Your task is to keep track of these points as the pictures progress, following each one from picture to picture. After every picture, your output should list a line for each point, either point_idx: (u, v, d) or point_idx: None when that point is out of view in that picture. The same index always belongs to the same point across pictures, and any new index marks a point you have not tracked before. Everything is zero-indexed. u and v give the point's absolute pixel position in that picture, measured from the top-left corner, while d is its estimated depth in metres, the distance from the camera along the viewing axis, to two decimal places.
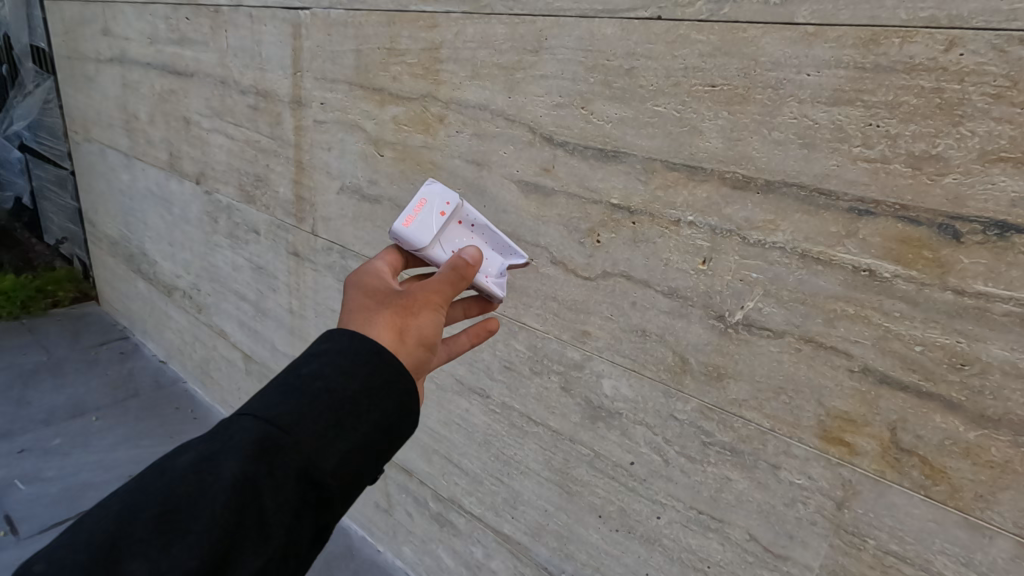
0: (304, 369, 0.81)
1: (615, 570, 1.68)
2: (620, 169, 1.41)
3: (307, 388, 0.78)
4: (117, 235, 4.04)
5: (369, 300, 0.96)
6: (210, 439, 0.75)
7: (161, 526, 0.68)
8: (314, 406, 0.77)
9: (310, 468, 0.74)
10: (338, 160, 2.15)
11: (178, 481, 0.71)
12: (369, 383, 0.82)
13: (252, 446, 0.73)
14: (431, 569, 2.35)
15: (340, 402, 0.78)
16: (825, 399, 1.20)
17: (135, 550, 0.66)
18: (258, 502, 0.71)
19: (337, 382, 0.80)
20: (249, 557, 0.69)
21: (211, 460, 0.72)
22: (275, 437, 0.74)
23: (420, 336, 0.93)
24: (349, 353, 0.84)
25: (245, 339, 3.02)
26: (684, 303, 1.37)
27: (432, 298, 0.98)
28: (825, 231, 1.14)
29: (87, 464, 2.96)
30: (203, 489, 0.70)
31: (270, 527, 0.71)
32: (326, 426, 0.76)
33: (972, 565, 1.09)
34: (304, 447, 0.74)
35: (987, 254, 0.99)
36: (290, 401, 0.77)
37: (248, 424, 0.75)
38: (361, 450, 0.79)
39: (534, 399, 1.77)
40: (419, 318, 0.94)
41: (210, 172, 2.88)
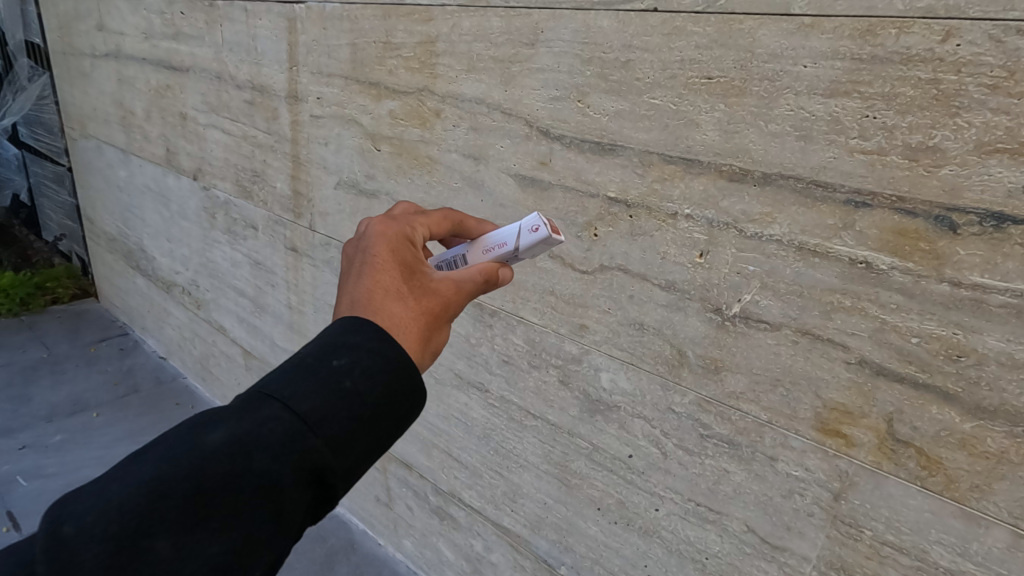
0: (333, 362, 0.80)
1: (614, 561, 1.69)
2: (617, 162, 1.41)
3: (335, 387, 0.77)
4: (115, 231, 4.03)
5: (403, 289, 0.93)
6: (239, 420, 0.74)
7: (187, 507, 0.69)
8: (341, 407, 0.77)
9: (329, 472, 0.75)
10: (335, 155, 2.14)
11: (207, 462, 0.71)
12: (392, 388, 0.82)
13: (281, 440, 0.73)
14: (432, 562, 2.36)
15: (365, 407, 0.78)
16: (822, 391, 1.20)
17: (162, 529, 0.67)
18: (279, 497, 0.72)
19: (363, 384, 0.79)
20: (263, 546, 0.72)
21: (240, 447, 0.72)
22: (303, 437, 0.74)
23: (436, 347, 0.94)
24: (378, 354, 0.82)
25: (244, 334, 3.02)
26: (681, 296, 1.37)
27: (456, 312, 1.00)
28: (822, 223, 1.14)
29: (88, 460, 2.97)
30: (232, 475, 0.71)
31: (283, 520, 0.73)
32: (349, 431, 0.77)
33: (968, 555, 1.09)
34: (328, 450, 0.75)
35: (983, 245, 0.99)
36: (319, 398, 0.76)
37: (279, 414, 0.75)
38: (374, 455, 0.80)
39: (532, 393, 1.77)
40: (441, 332, 0.95)
41: (207, 168, 2.88)
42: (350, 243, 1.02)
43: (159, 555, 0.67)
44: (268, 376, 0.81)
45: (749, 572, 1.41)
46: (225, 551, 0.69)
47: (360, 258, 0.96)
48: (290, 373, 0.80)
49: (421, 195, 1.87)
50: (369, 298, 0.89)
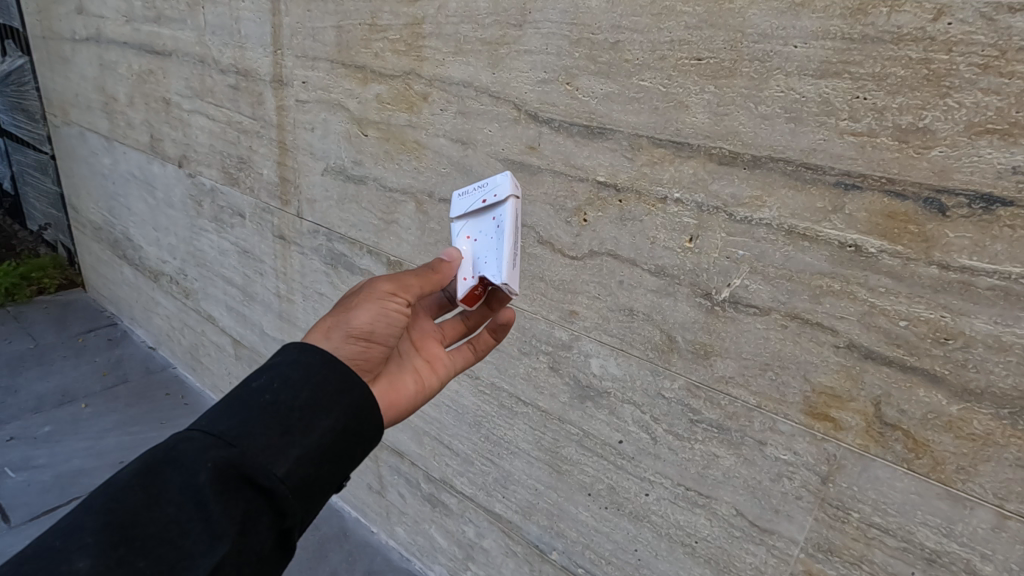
0: (252, 381, 0.83)
1: (604, 546, 1.70)
2: (606, 146, 1.39)
3: (256, 400, 0.80)
4: (99, 220, 3.97)
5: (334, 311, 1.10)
6: (154, 451, 0.76)
7: (104, 532, 0.69)
8: (261, 417, 0.79)
9: (258, 472, 0.74)
10: (321, 140, 2.11)
11: (121, 491, 0.72)
12: (318, 391, 0.84)
13: (196, 454, 0.74)
14: (425, 549, 2.37)
15: (286, 409, 0.80)
16: (811, 375, 1.20)
17: (79, 553, 0.67)
18: (206, 508, 0.71)
19: (284, 393, 0.81)
20: (202, 558, 0.69)
21: (156, 473, 0.73)
22: (221, 446, 0.75)
23: (350, 329, 0.98)
24: (298, 363, 0.86)
25: (234, 324, 3.00)
26: (671, 281, 1.36)
27: (371, 291, 1.04)
28: (812, 206, 1.13)
29: (77, 452, 2.95)
30: (151, 499, 0.72)
31: (219, 529, 0.71)
32: (275, 437, 0.78)
33: (953, 536, 1.10)
34: (251, 455, 0.75)
35: (972, 227, 0.98)
36: (237, 415, 0.78)
37: (193, 436, 0.76)
38: (315, 456, 0.80)
39: (523, 380, 1.77)
40: (351, 313, 1.00)
41: (192, 155, 2.83)
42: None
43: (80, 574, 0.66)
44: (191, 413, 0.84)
45: (739, 556, 1.41)
46: (155, 567, 0.68)
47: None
48: (214, 404, 0.82)
49: (409, 181, 1.85)
50: None
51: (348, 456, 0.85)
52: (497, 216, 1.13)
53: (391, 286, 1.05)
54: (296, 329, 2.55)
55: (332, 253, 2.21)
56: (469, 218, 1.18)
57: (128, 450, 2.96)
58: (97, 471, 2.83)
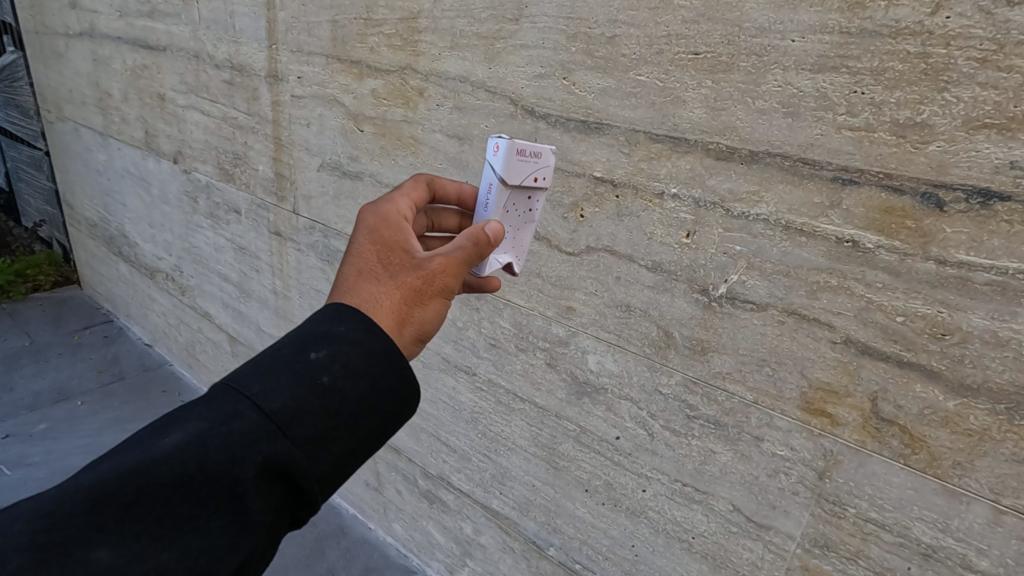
0: (312, 354, 0.78)
1: (602, 542, 1.70)
2: (603, 141, 1.38)
3: (314, 381, 0.76)
4: (95, 217, 3.95)
5: (380, 268, 0.91)
6: (198, 419, 0.72)
7: (128, 514, 0.66)
8: (314, 406, 0.75)
9: (298, 471, 0.73)
10: (317, 136, 2.09)
11: (155, 465, 0.69)
12: (374, 385, 0.80)
13: (245, 439, 0.71)
14: (422, 546, 2.37)
15: (341, 402, 0.77)
16: (807, 370, 1.20)
17: (98, 539, 0.64)
18: (241, 500, 0.70)
19: (342, 381, 0.78)
20: (228, 551, 0.70)
21: (197, 451, 0.70)
22: (272, 435, 0.72)
23: (420, 330, 0.89)
24: (361, 347, 0.81)
25: (230, 321, 2.98)
26: (668, 278, 1.36)
27: (440, 279, 0.92)
28: (809, 202, 1.13)
29: (72, 449, 2.94)
30: (186, 479, 0.69)
31: (249, 522, 0.71)
32: (323, 432, 0.75)
33: (949, 531, 1.10)
34: (296, 450, 0.73)
35: (969, 223, 0.98)
36: (293, 397, 0.75)
37: (246, 412, 0.73)
38: (351, 454, 0.78)
39: (520, 376, 1.76)
40: (425, 309, 0.89)
41: (187, 151, 2.81)
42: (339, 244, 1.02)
43: (96, 564, 0.63)
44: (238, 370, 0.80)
45: (736, 551, 1.41)
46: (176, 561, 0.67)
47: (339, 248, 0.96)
48: (262, 367, 0.78)
49: (406, 177, 1.84)
50: (345, 282, 0.91)
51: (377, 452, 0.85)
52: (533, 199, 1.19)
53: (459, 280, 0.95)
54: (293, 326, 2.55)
55: (328, 249, 2.20)
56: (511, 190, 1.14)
57: None
58: None
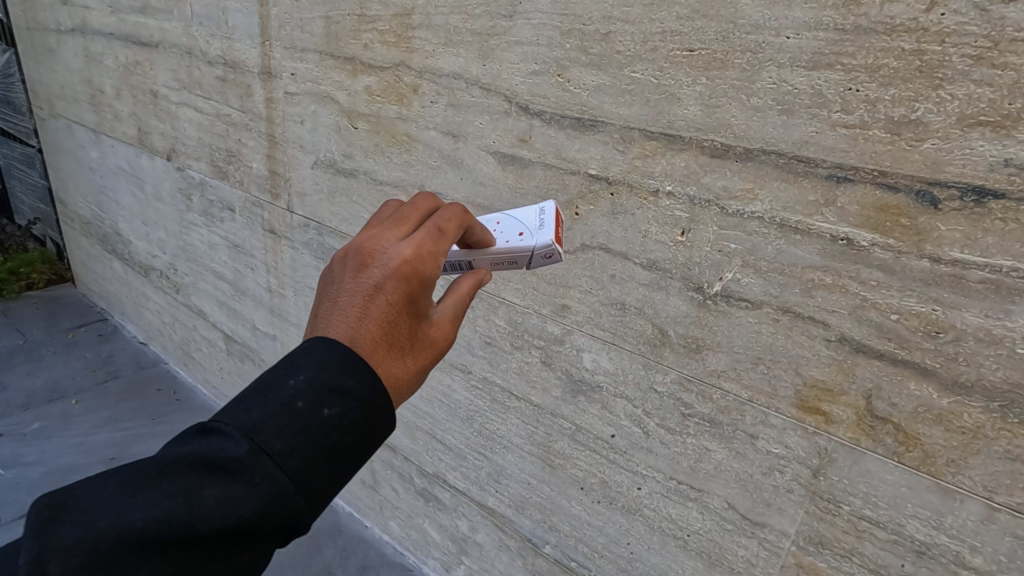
0: (323, 413, 0.76)
1: (597, 540, 1.70)
2: (598, 138, 1.38)
3: (325, 441, 0.75)
4: (89, 214, 3.93)
5: (407, 345, 0.85)
6: (229, 467, 0.71)
7: (167, 558, 0.68)
8: (327, 464, 0.76)
9: (307, 521, 0.76)
10: (311, 133, 2.08)
11: (194, 516, 0.69)
12: (372, 440, 0.81)
13: (271, 499, 0.71)
14: (418, 543, 2.37)
15: (348, 460, 0.78)
16: (802, 368, 1.20)
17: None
18: (256, 545, 0.73)
19: (351, 439, 0.78)
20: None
21: (229, 508, 0.69)
22: (293, 495, 0.73)
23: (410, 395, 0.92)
24: (370, 406, 0.80)
25: (225, 319, 2.97)
26: (663, 275, 1.36)
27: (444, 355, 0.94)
28: (804, 199, 1.13)
29: (66, 448, 2.92)
30: (218, 532, 0.70)
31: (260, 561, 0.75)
32: (330, 487, 0.77)
33: (943, 528, 1.10)
34: (306, 506, 0.75)
35: (964, 220, 0.98)
36: (309, 455, 0.74)
37: (269, 470, 0.72)
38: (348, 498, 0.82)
39: (516, 374, 1.76)
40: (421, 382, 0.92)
41: (180, 148, 2.79)
42: (355, 269, 0.86)
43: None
44: (255, 412, 0.75)
45: (730, 549, 1.41)
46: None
47: (368, 296, 0.83)
48: (278, 414, 0.75)
49: (400, 174, 1.83)
50: (369, 352, 0.81)
51: None
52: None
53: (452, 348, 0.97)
54: (288, 324, 2.54)
55: (323, 247, 2.19)
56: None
57: (118, 446, 2.94)
58: (86, 467, 2.81)
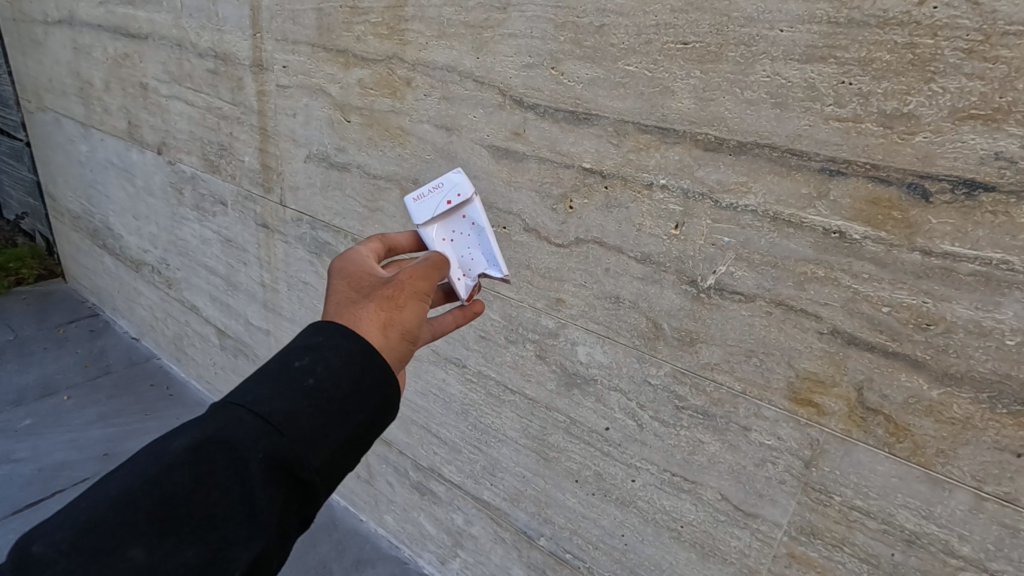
0: (294, 362, 0.80)
1: (592, 532, 1.71)
2: (592, 132, 1.37)
3: (298, 384, 0.78)
4: (78, 209, 3.89)
5: (353, 292, 0.94)
6: (202, 425, 0.75)
7: (156, 517, 0.69)
8: (303, 404, 0.77)
9: (297, 465, 0.74)
10: (304, 127, 2.06)
11: (172, 471, 0.71)
12: (357, 382, 0.81)
13: (244, 439, 0.73)
14: (413, 537, 2.38)
15: (327, 398, 0.78)
16: (794, 360, 1.21)
17: (132, 540, 0.68)
18: (249, 498, 0.72)
19: (327, 380, 0.79)
20: (241, 549, 0.71)
21: (203, 451, 0.72)
22: (268, 434, 0.74)
23: (403, 329, 0.90)
24: (340, 350, 0.83)
25: (218, 314, 2.95)
26: (657, 269, 1.36)
27: (412, 285, 0.95)
28: (797, 193, 1.13)
29: (59, 444, 2.91)
30: (197, 482, 0.71)
31: (258, 520, 0.73)
32: (314, 427, 0.76)
33: (932, 518, 1.12)
34: (291, 444, 0.74)
35: (955, 213, 0.98)
36: (279, 397, 0.77)
37: (241, 416, 0.75)
38: (349, 448, 0.80)
39: (510, 368, 1.76)
40: (403, 312, 0.91)
41: (171, 142, 2.77)
42: None
43: (134, 563, 0.67)
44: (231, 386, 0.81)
45: (723, 540, 1.43)
46: (201, 557, 0.70)
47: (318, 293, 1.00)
48: (253, 378, 0.80)
49: (394, 168, 1.82)
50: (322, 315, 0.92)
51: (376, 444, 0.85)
52: (469, 214, 1.25)
53: (427, 284, 0.98)
54: (281, 319, 2.53)
55: (316, 242, 2.18)
56: (437, 221, 1.23)
57: (112, 442, 2.93)
58: (80, 463, 2.80)
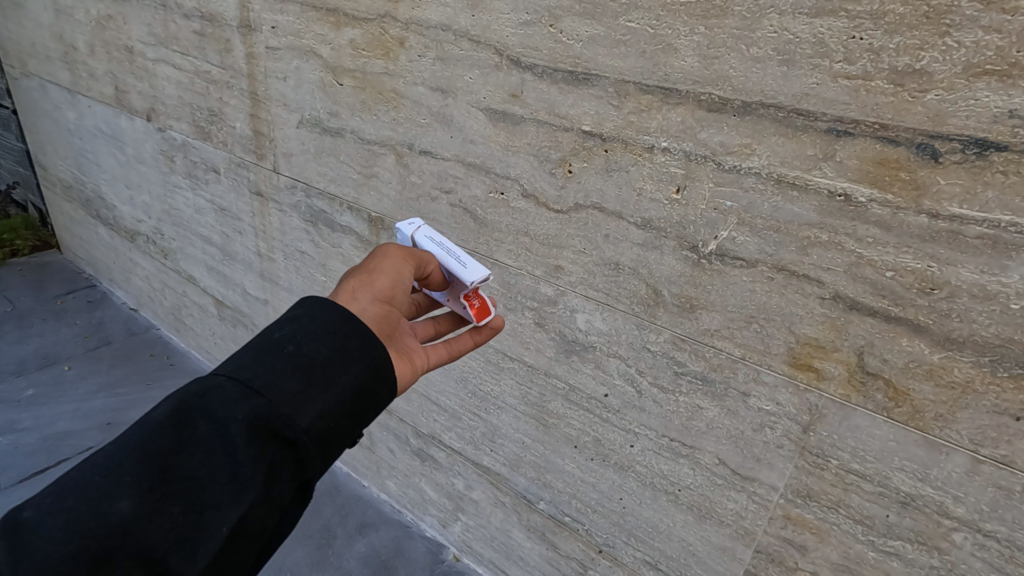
0: (276, 333, 0.83)
1: (590, 496, 1.74)
2: (591, 93, 1.33)
3: (280, 351, 0.80)
4: (70, 179, 3.82)
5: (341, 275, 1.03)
6: (187, 393, 0.76)
7: (142, 475, 0.69)
8: (285, 368, 0.78)
9: (283, 423, 0.75)
10: (295, 91, 2.00)
11: (155, 433, 0.72)
12: (339, 346, 0.84)
13: (228, 401, 0.74)
14: (415, 502, 2.42)
15: (309, 361, 0.80)
16: (795, 326, 1.20)
17: (119, 497, 0.68)
18: (234, 457, 0.72)
19: (307, 346, 0.81)
20: (227, 508, 0.71)
21: (188, 415, 0.73)
22: (251, 396, 0.75)
23: (376, 293, 0.95)
24: (318, 318, 0.85)
25: (215, 284, 2.94)
26: (657, 235, 1.34)
27: (388, 261, 1.02)
28: (802, 154, 1.10)
29: (62, 414, 2.93)
30: (182, 444, 0.72)
31: (244, 480, 0.72)
32: (298, 389, 0.78)
33: (928, 480, 1.12)
34: (274, 404, 0.75)
35: (964, 174, 0.96)
36: (261, 364, 0.78)
37: (224, 383, 0.76)
38: (335, 409, 0.80)
39: (509, 336, 1.75)
40: (378, 279, 0.97)
41: (160, 108, 2.70)
42: None
43: (120, 517, 0.67)
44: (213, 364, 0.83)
45: (721, 503, 1.45)
46: (187, 513, 0.69)
47: None
48: (237, 352, 0.82)
49: (388, 133, 1.78)
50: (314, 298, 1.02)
51: (366, 411, 0.86)
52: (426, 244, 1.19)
53: (408, 263, 1.05)
54: (279, 289, 2.51)
55: (311, 209, 2.15)
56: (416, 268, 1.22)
57: (115, 412, 2.96)
58: (84, 433, 2.82)
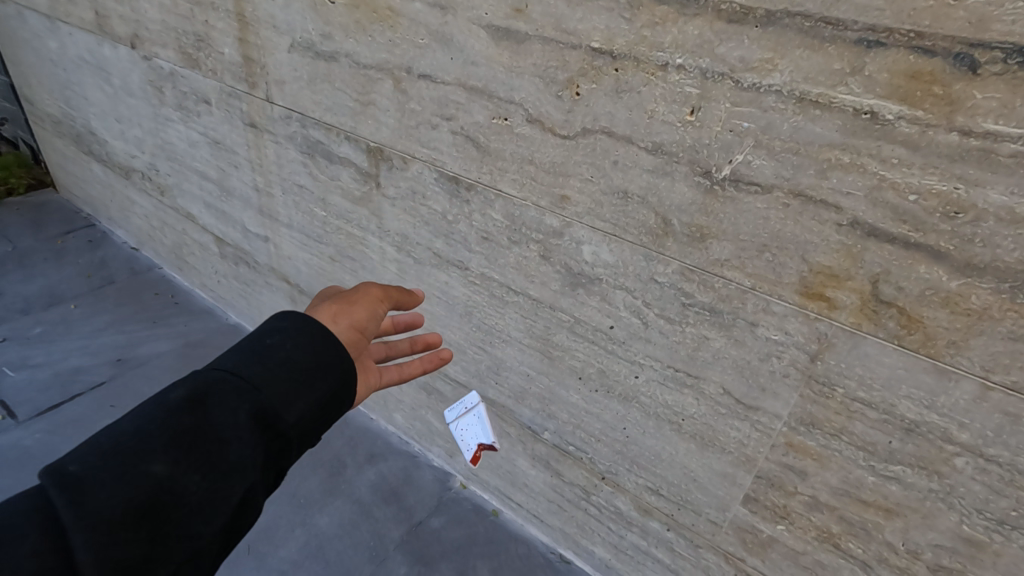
0: (267, 339, 0.91)
1: (594, 426, 1.77)
2: (602, 5, 1.23)
3: (274, 354, 0.89)
4: (58, 113, 3.70)
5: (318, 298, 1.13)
6: (195, 380, 0.84)
7: (170, 444, 0.77)
8: (278, 370, 0.88)
9: (277, 420, 0.85)
10: (284, 11, 1.88)
11: (174, 411, 0.80)
12: (321, 355, 0.93)
13: (235, 392, 0.83)
14: (422, 433, 2.48)
15: (298, 364, 0.90)
16: (809, 254, 1.16)
17: (151, 461, 0.75)
18: (240, 441, 0.81)
19: (296, 352, 0.91)
20: (237, 483, 0.80)
21: (200, 399, 0.82)
22: (252, 390, 0.84)
23: (352, 322, 1.06)
24: (302, 330, 0.94)
25: (214, 221, 2.89)
26: (668, 160, 1.28)
27: (364, 293, 1.14)
28: (828, 69, 1.02)
29: (73, 352, 2.96)
30: (196, 422, 0.80)
31: (248, 466, 0.81)
32: (291, 389, 0.87)
33: (934, 407, 1.12)
34: (272, 400, 0.85)
35: (1003, 87, 0.89)
36: (258, 364, 0.87)
37: (227, 378, 0.85)
38: (317, 409, 0.91)
39: (513, 269, 1.73)
40: (355, 309, 1.08)
41: (143, 34, 2.56)
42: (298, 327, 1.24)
43: (154, 476, 0.75)
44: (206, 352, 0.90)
45: (723, 431, 1.46)
46: (207, 483, 0.78)
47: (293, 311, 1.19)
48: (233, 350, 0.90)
49: (385, 56, 1.68)
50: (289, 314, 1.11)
51: (337, 413, 0.96)
52: None
53: (382, 295, 1.16)
54: (278, 225, 2.47)
55: (308, 141, 2.08)
56: None
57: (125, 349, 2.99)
58: (96, 369, 2.87)
